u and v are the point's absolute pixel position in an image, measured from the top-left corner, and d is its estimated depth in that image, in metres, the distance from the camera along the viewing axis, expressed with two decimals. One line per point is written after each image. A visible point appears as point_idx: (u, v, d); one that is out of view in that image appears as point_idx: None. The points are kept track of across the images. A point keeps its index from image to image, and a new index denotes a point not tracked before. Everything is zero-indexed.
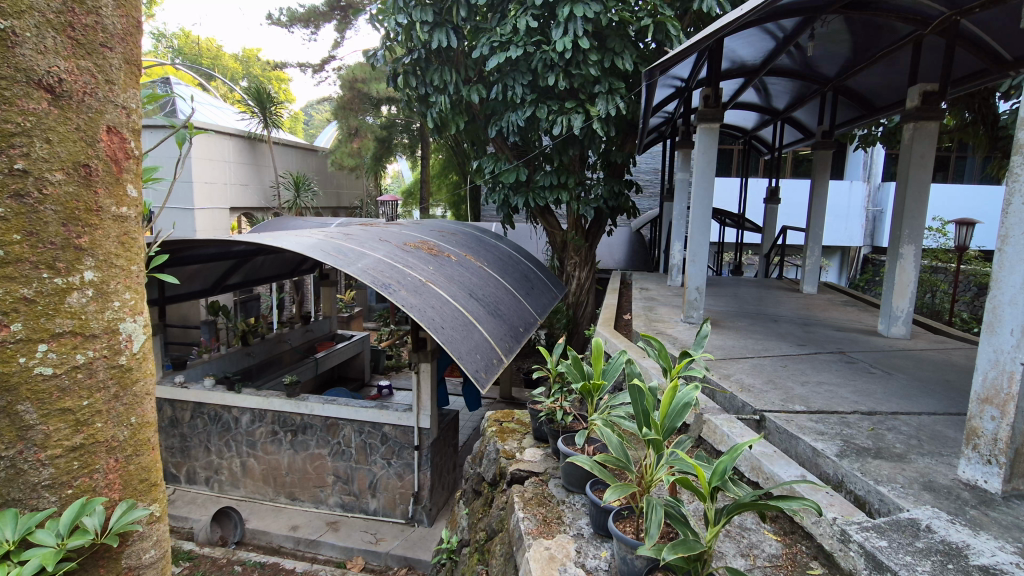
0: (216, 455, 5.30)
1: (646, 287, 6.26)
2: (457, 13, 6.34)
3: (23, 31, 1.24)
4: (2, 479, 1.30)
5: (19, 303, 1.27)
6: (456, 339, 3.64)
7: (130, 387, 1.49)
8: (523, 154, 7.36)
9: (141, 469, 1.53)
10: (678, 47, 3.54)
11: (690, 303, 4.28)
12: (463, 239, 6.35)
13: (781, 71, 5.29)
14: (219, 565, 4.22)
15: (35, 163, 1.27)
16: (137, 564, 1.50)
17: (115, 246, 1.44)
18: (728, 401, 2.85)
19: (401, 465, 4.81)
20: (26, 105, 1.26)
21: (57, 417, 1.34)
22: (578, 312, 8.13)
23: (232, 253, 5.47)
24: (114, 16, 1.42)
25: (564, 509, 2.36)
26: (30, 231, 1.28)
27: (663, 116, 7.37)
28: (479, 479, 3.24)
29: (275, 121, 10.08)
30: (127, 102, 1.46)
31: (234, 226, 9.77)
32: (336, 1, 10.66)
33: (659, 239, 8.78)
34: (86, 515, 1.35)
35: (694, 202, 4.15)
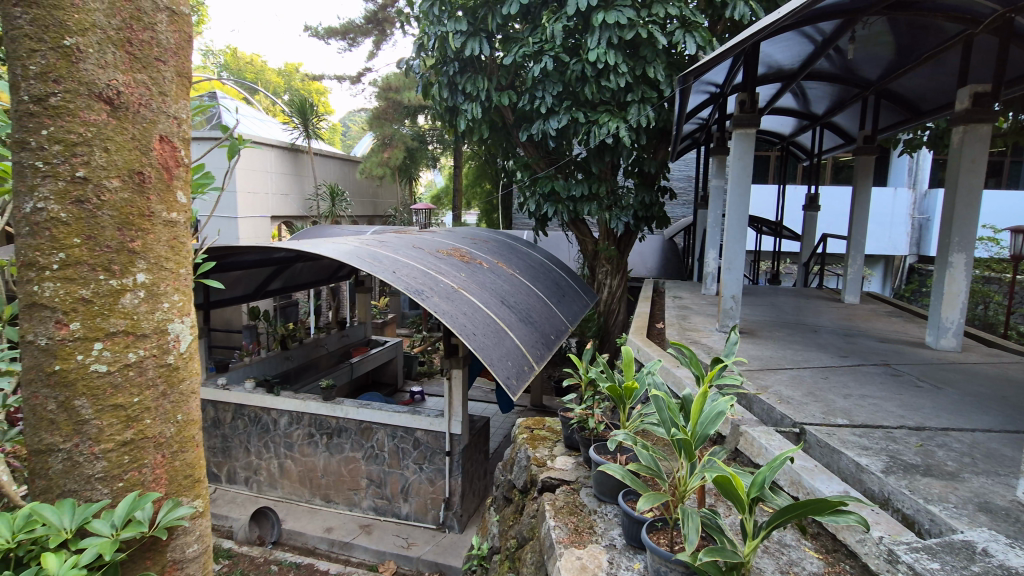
0: (255, 456, 5.44)
1: (679, 296, 6.15)
2: (491, 20, 6.42)
3: (86, 48, 1.34)
4: (60, 471, 1.37)
5: (77, 303, 1.36)
6: (487, 346, 3.65)
7: (177, 386, 1.54)
8: (555, 162, 7.37)
9: (185, 465, 1.57)
10: (708, 54, 3.52)
11: (725, 312, 4.19)
12: (495, 246, 6.40)
13: (820, 75, 5.15)
14: (256, 564, 4.30)
15: (94, 171, 1.36)
16: (181, 559, 1.53)
17: (165, 249, 1.50)
18: (765, 413, 2.76)
19: (432, 470, 4.84)
20: (87, 117, 1.35)
21: (109, 413, 1.40)
22: (609, 320, 8.05)
23: (272, 261, 5.64)
24: (168, 32, 1.49)
25: (595, 518, 2.33)
26: (88, 235, 1.37)
27: (698, 122, 7.26)
28: (509, 486, 3.23)
29: (315, 133, 10.39)
30: (179, 113, 1.53)
31: (275, 234, 10.09)
32: (372, 15, 10.96)
33: (693, 247, 8.63)
34: (138, 509, 1.38)
35: (729, 209, 4.07)
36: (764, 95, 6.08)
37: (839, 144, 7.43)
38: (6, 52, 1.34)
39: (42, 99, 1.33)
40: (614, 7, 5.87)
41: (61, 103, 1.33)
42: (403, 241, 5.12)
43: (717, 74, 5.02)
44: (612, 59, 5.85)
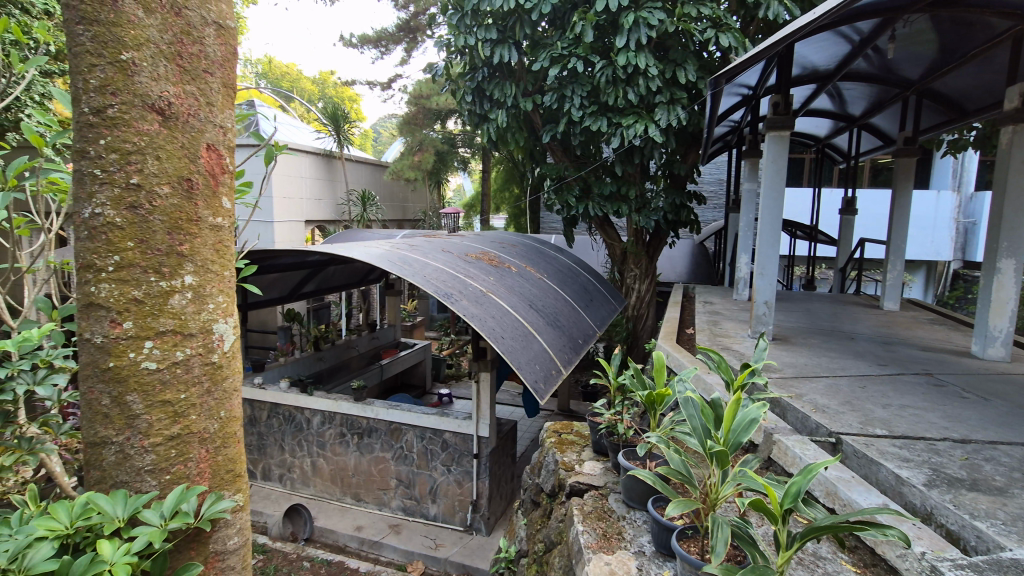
0: (288, 454, 5.58)
1: (710, 301, 6.05)
2: (520, 28, 6.46)
3: (140, 61, 1.42)
4: (113, 463, 1.45)
5: (130, 303, 1.44)
6: (516, 349, 3.67)
7: (221, 383, 1.60)
8: (583, 166, 7.35)
9: (227, 460, 1.63)
10: (741, 56, 3.48)
11: (758, 318, 4.10)
12: (523, 250, 6.42)
13: (857, 75, 5.01)
14: (289, 560, 4.40)
15: (147, 178, 1.44)
16: (222, 551, 1.58)
17: (210, 253, 1.57)
18: (800, 421, 2.69)
19: (460, 472, 4.87)
20: (140, 127, 1.43)
21: (158, 409, 1.47)
22: (638, 325, 7.97)
23: (307, 264, 5.79)
24: (215, 44, 1.56)
25: (624, 525, 2.31)
26: (140, 239, 1.44)
27: (729, 124, 7.15)
28: (537, 489, 3.23)
29: (347, 139, 10.61)
30: (224, 122, 1.60)
31: (308, 238, 10.34)
32: (404, 23, 11.18)
33: (724, 252, 8.49)
34: (184, 502, 1.44)
35: (761, 213, 3.98)
36: (798, 96, 5.95)
37: (879, 146, 7.21)
38: (68, 66, 1.43)
39: (100, 110, 1.41)
40: (645, 9, 5.84)
41: (117, 114, 1.42)
42: (432, 245, 5.20)
43: (750, 77, 4.94)
44: (642, 62, 5.82)
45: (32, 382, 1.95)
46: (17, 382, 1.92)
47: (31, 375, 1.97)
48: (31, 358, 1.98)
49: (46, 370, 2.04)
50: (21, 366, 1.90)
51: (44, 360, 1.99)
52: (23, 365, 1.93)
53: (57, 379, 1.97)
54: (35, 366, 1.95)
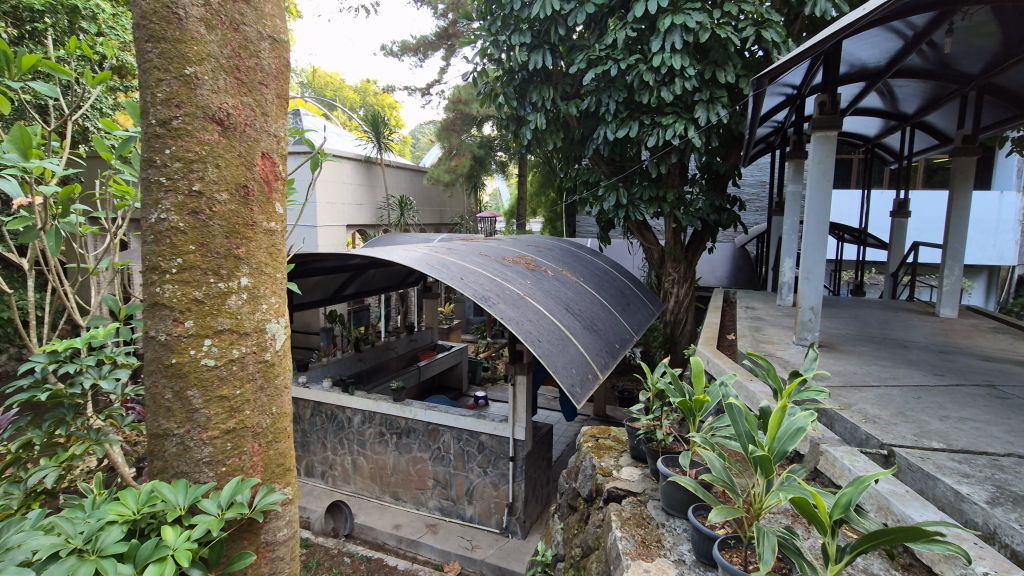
0: (331, 452, 5.74)
1: (752, 307, 5.88)
2: (556, 32, 6.47)
3: (202, 75, 1.51)
4: (174, 454, 1.53)
5: (191, 303, 1.52)
6: (552, 352, 3.67)
7: (273, 380, 1.67)
8: (620, 170, 7.29)
9: (278, 455, 1.70)
10: (785, 55, 3.39)
11: (804, 324, 3.96)
12: (559, 254, 6.42)
13: (910, 72, 4.81)
14: (331, 555, 4.51)
15: (208, 186, 1.52)
16: (273, 541, 1.65)
17: (264, 256, 1.64)
18: (848, 433, 2.59)
19: (496, 475, 4.89)
20: (202, 137, 1.52)
21: (216, 403, 1.55)
22: (676, 331, 7.82)
23: (348, 267, 5.95)
24: (270, 57, 1.64)
25: (663, 532, 2.27)
26: (201, 243, 1.53)
27: (772, 125, 6.96)
28: (574, 494, 3.21)
29: (387, 145, 10.87)
30: (278, 131, 1.68)
31: (349, 242, 10.62)
32: (443, 31, 11.38)
33: (767, 256, 8.25)
34: (239, 493, 1.51)
35: (807, 216, 3.86)
36: (846, 95, 5.75)
37: (935, 145, 6.87)
38: (138, 81, 1.53)
39: (165, 121, 1.50)
40: (684, 11, 5.77)
41: (181, 125, 1.50)
42: (470, 249, 5.26)
43: (794, 76, 4.81)
44: (678, 62, 5.73)
45: (98, 376, 2.07)
46: (84, 376, 2.04)
47: (97, 369, 2.09)
48: (99, 354, 2.10)
49: (112, 365, 2.17)
50: (89, 361, 2.02)
51: (109, 356, 2.11)
52: (91, 360, 2.05)
53: (119, 374, 2.09)
54: (101, 361, 2.07)
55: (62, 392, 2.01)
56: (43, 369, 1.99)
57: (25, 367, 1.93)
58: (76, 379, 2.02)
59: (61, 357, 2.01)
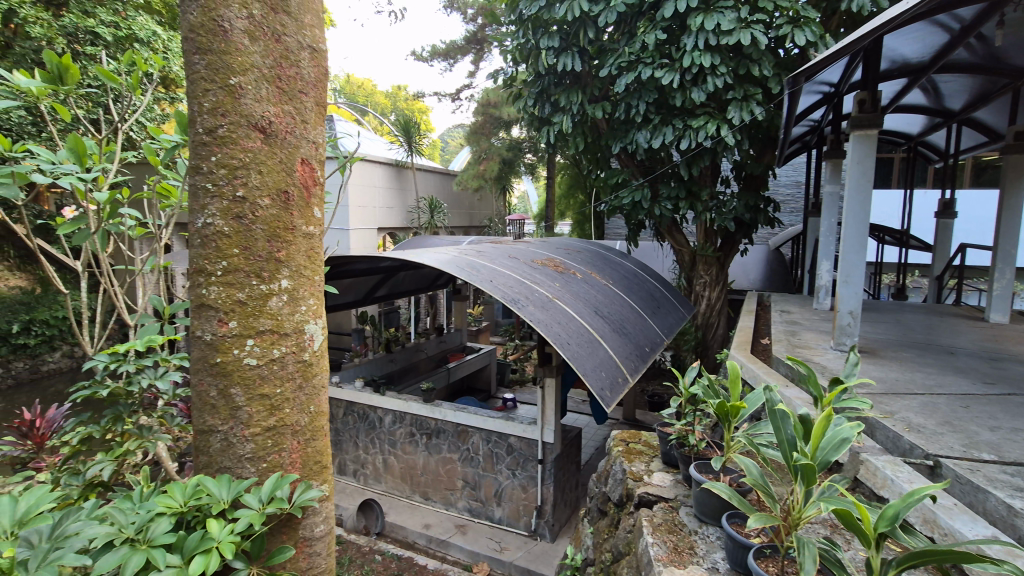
0: (362, 451, 5.84)
1: (787, 310, 5.73)
2: (584, 35, 6.45)
3: (246, 85, 1.57)
4: (219, 449, 1.59)
5: (235, 305, 1.58)
6: (581, 355, 3.66)
7: (311, 379, 1.72)
8: (650, 171, 7.21)
9: (315, 452, 1.74)
10: (821, 53, 3.31)
11: (842, 329, 3.85)
12: (588, 256, 6.39)
13: (957, 66, 4.61)
14: (362, 552, 4.58)
15: (251, 192, 1.58)
16: (311, 537, 1.69)
17: (303, 258, 1.69)
18: (891, 442, 2.50)
19: (524, 477, 4.89)
20: (245, 144, 1.58)
21: (258, 401, 1.60)
22: (708, 335, 7.68)
23: (379, 270, 6.06)
24: (309, 66, 1.69)
25: (696, 540, 2.23)
26: (244, 246, 1.58)
27: (808, 124, 6.78)
28: (604, 498, 3.19)
29: (417, 149, 11.02)
30: (316, 138, 1.73)
31: (380, 244, 10.80)
32: (473, 36, 11.48)
33: (803, 258, 8.02)
34: (279, 489, 1.55)
35: (845, 217, 3.75)
36: (887, 92, 5.55)
37: (983, 142, 6.56)
38: (187, 92, 1.60)
39: (211, 130, 1.57)
40: (715, 10, 5.68)
41: (226, 134, 1.57)
42: (499, 251, 5.30)
43: (832, 74, 4.68)
44: (709, 62, 5.64)
45: (154, 377, 2.18)
46: (142, 376, 2.16)
47: (153, 371, 2.21)
48: (155, 355, 2.21)
49: (165, 367, 2.28)
50: (147, 362, 2.13)
51: (164, 359, 2.21)
52: (148, 361, 2.16)
53: (173, 375, 2.20)
54: (157, 363, 2.18)
55: (121, 390, 2.12)
56: (104, 368, 2.11)
57: (88, 365, 2.04)
58: (134, 378, 2.13)
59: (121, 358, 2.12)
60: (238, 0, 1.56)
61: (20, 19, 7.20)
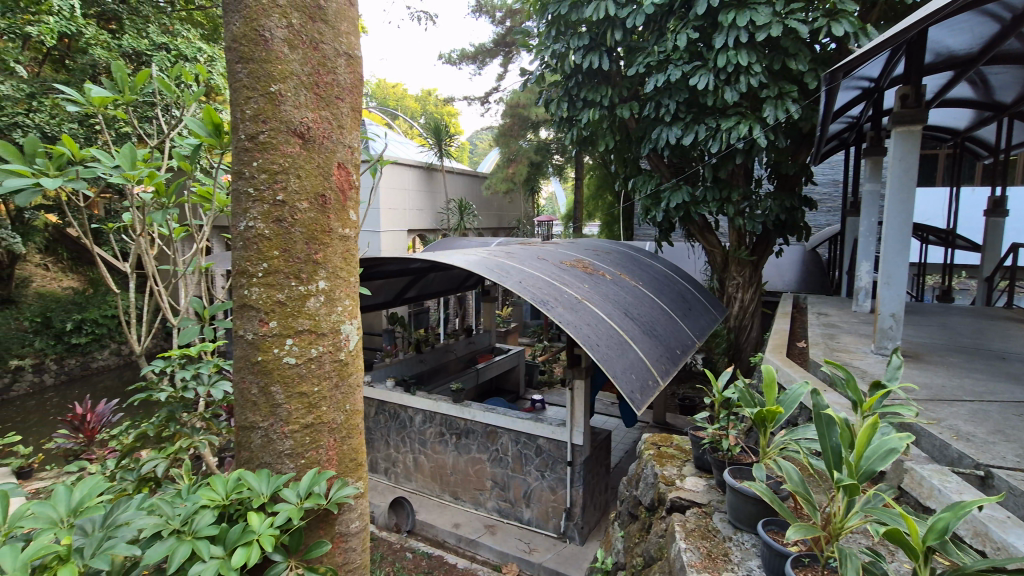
0: (393, 449, 5.93)
1: (825, 313, 5.55)
2: (613, 35, 6.41)
3: (286, 92, 1.62)
4: (260, 445, 1.64)
5: (275, 305, 1.63)
6: (611, 357, 3.63)
7: (347, 378, 1.76)
8: (681, 171, 7.11)
9: (351, 450, 1.78)
10: (860, 47, 3.21)
11: (884, 332, 3.70)
12: (617, 257, 6.34)
13: (1009, 57, 4.39)
14: (394, 549, 4.64)
15: (290, 196, 1.63)
16: (346, 532, 1.73)
17: (339, 261, 1.73)
18: (937, 450, 2.40)
19: (554, 479, 4.88)
20: (285, 150, 1.62)
21: (296, 399, 1.64)
22: (741, 337, 7.51)
23: (409, 271, 6.14)
24: (345, 73, 1.73)
25: (730, 546, 2.19)
26: (284, 249, 1.63)
27: (846, 120, 6.57)
28: (635, 502, 3.16)
29: (447, 152, 11.13)
30: (352, 142, 1.77)
31: (410, 246, 10.95)
32: (502, 39, 11.54)
33: (841, 259, 7.77)
34: (316, 484, 1.59)
35: (886, 216, 3.61)
36: (932, 85, 5.33)
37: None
38: (230, 100, 1.66)
39: (253, 136, 1.62)
40: (748, 6, 5.56)
41: (267, 140, 1.62)
42: (529, 252, 5.30)
43: (872, 69, 4.52)
44: (742, 59, 5.52)
45: (207, 383, 2.33)
46: (198, 382, 2.31)
47: (207, 377, 2.34)
48: (207, 362, 2.37)
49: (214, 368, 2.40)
50: (201, 370, 2.29)
51: (217, 366, 2.36)
52: (201, 368, 2.32)
53: (225, 385, 2.30)
54: (208, 370, 2.32)
55: (177, 392, 2.28)
56: (162, 371, 2.29)
57: (150, 366, 2.25)
58: (188, 381, 2.30)
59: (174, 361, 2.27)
60: (277, 10, 1.61)
61: (84, 40, 7.60)
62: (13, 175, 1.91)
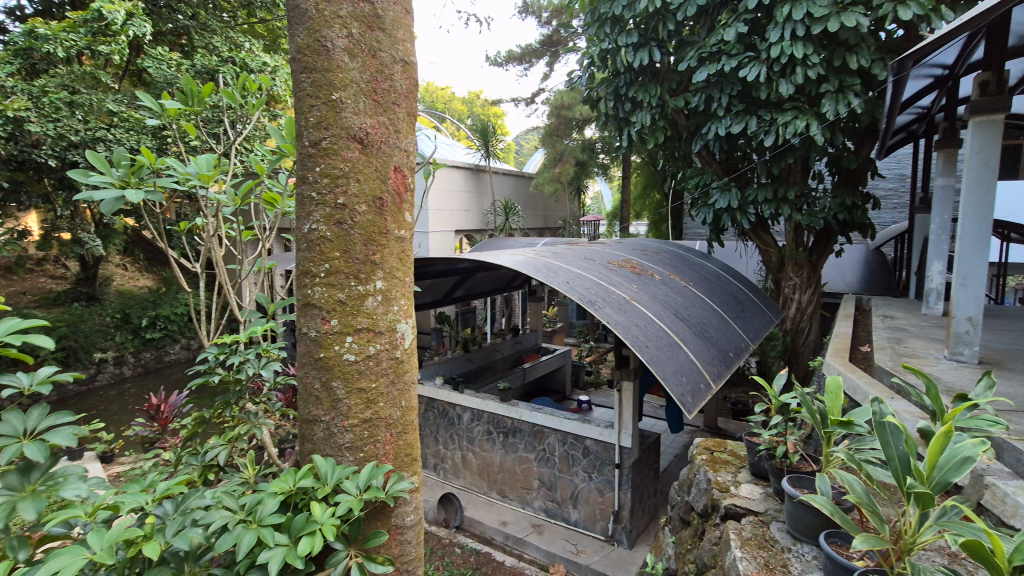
0: (442, 445, 6.04)
1: (891, 316, 5.24)
2: (663, 29, 6.28)
3: (346, 100, 1.68)
4: (322, 438, 1.72)
5: (336, 304, 1.70)
6: (661, 359, 3.56)
7: (403, 376, 1.82)
8: (733, 168, 6.88)
9: (406, 445, 1.83)
10: (934, 32, 3.01)
11: (959, 337, 3.46)
12: (667, 257, 6.21)
13: None
14: (443, 544, 4.73)
15: (350, 199, 1.69)
16: (402, 525, 1.79)
17: (394, 261, 1.78)
18: (1022, 465, 2.22)
19: (601, 481, 4.83)
20: (345, 154, 1.69)
21: (356, 395, 1.71)
22: (797, 340, 7.20)
23: (457, 271, 6.22)
24: (401, 79, 1.79)
25: (789, 558, 2.11)
26: (344, 250, 1.70)
27: (916, 111, 6.17)
28: (687, 508, 3.10)
29: (493, 153, 11.22)
30: (408, 146, 1.82)
31: (457, 247, 11.12)
32: (548, 39, 11.54)
33: (909, 259, 7.31)
34: (375, 478, 1.64)
35: (961, 213, 3.38)
36: (1015, 70, 4.93)
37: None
38: (294, 108, 1.74)
39: (316, 142, 1.70)
40: None
41: (329, 145, 1.69)
42: (575, 252, 5.27)
43: (947, 55, 4.24)
44: (798, 50, 5.28)
45: (259, 365, 2.41)
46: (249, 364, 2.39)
47: (257, 360, 2.43)
48: (271, 358, 2.50)
49: (267, 357, 2.50)
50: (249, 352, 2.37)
51: (266, 350, 2.44)
52: (266, 362, 2.45)
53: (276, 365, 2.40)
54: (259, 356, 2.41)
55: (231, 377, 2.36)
56: (218, 359, 2.39)
57: (201, 357, 2.33)
58: (250, 371, 2.42)
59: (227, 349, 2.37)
60: (338, 20, 1.68)
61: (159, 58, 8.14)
62: (101, 182, 2.09)
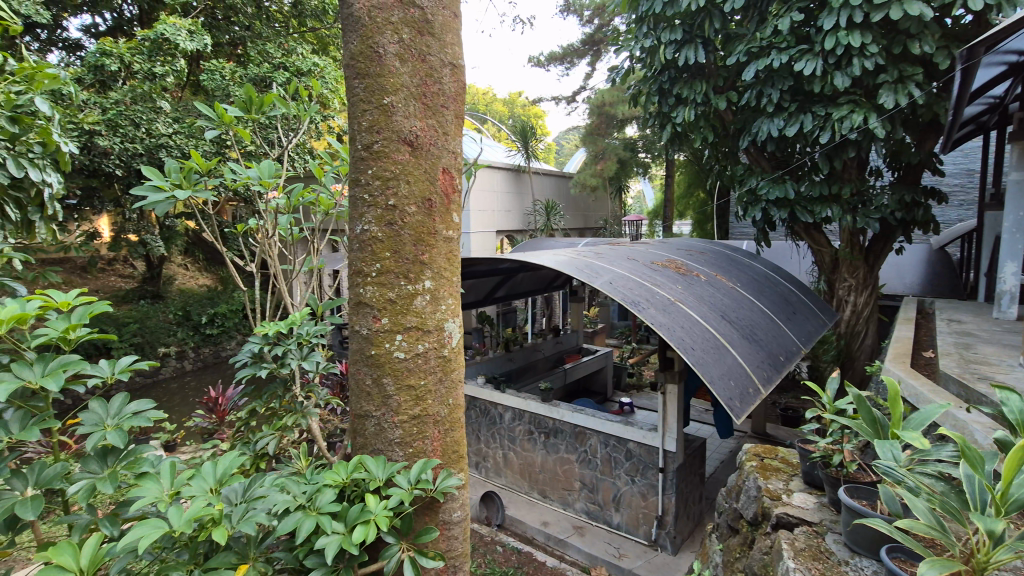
0: (484, 444, 6.10)
1: (957, 320, 4.93)
2: (710, 25, 6.12)
3: (397, 104, 1.72)
4: (373, 433, 1.76)
5: (387, 303, 1.74)
6: (707, 361, 3.47)
7: (450, 374, 1.85)
8: (783, 164, 6.63)
9: (453, 442, 1.86)
10: (1007, 18, 2.82)
11: None
12: (713, 257, 6.05)
13: None
14: (485, 541, 4.77)
15: (400, 201, 1.73)
16: (449, 521, 1.82)
17: (442, 261, 1.82)
18: None
19: (645, 484, 4.76)
20: (395, 157, 1.73)
21: (405, 392, 1.75)
22: (852, 344, 6.87)
23: (499, 271, 6.26)
24: (449, 82, 1.82)
25: (847, 571, 2.01)
26: (394, 250, 1.74)
27: (986, 102, 5.78)
28: (736, 515, 3.01)
29: (534, 153, 11.24)
30: (455, 147, 1.85)
31: (498, 247, 11.19)
32: (590, 38, 11.47)
33: (977, 259, 6.86)
34: (424, 472, 1.67)
35: None
36: None
37: None
38: (348, 113, 1.79)
39: (368, 146, 1.74)
40: None
41: (380, 148, 1.73)
42: (618, 252, 5.21)
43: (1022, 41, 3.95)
44: (855, 40, 5.03)
45: (301, 357, 2.46)
46: (292, 356, 2.45)
47: (300, 349, 2.49)
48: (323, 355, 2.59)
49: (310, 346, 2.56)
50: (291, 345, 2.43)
51: (308, 340, 2.49)
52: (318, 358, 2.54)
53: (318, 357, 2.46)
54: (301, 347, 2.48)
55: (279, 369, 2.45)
56: (264, 352, 2.47)
57: (247, 349, 2.41)
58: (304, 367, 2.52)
59: (272, 341, 2.44)
60: (390, 27, 1.72)
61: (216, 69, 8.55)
62: (153, 189, 2.16)
